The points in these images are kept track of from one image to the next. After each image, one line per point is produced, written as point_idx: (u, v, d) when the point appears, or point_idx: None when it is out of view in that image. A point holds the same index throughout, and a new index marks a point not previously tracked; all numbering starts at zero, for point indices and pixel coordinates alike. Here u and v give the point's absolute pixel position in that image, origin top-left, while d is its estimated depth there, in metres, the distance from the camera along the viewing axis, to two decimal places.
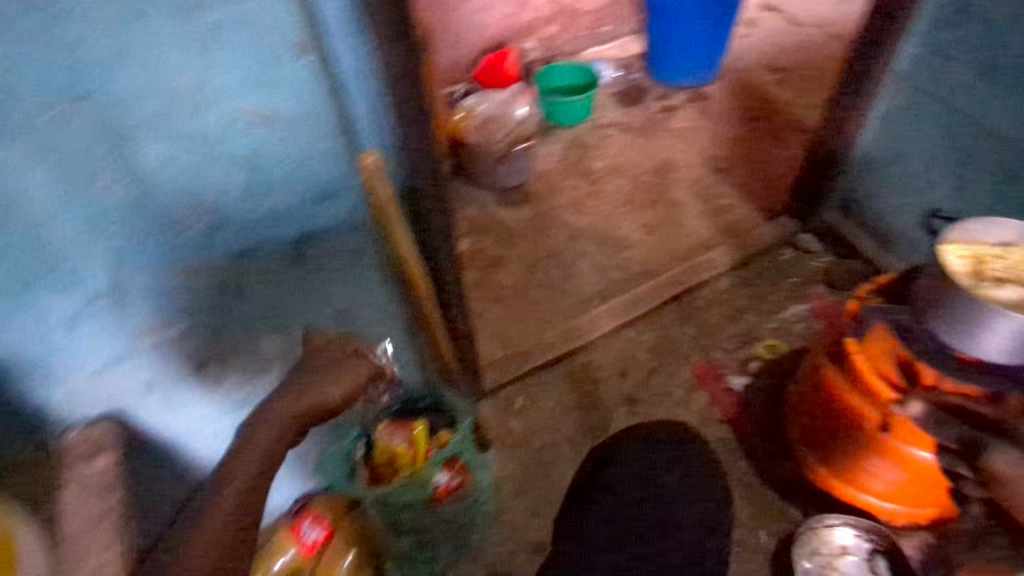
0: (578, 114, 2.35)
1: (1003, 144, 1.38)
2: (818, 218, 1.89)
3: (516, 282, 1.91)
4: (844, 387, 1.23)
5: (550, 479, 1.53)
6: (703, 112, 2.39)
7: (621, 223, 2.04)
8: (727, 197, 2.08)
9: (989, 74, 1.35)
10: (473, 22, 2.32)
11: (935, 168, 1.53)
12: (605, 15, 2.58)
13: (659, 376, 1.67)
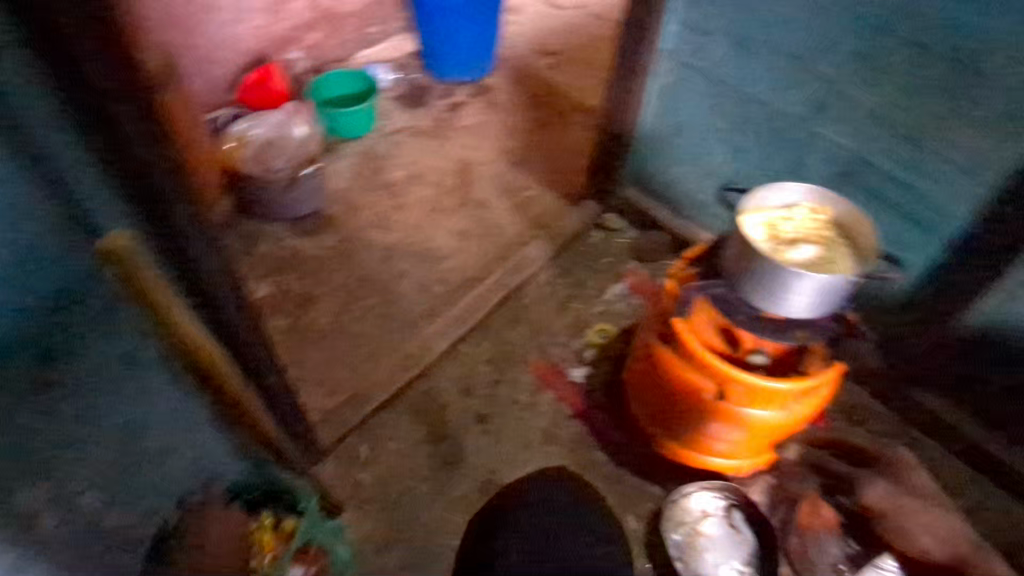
0: (363, 124, 2.19)
1: (767, 107, 1.48)
2: (619, 199, 1.95)
3: (330, 327, 1.72)
4: (670, 360, 1.28)
5: (418, 526, 1.41)
6: (489, 106, 2.37)
7: (432, 235, 1.95)
8: (527, 187, 2.09)
9: (743, 45, 1.45)
10: (220, 35, 2.03)
11: (712, 136, 1.63)
12: (371, 15, 2.45)
13: (503, 387, 1.63)
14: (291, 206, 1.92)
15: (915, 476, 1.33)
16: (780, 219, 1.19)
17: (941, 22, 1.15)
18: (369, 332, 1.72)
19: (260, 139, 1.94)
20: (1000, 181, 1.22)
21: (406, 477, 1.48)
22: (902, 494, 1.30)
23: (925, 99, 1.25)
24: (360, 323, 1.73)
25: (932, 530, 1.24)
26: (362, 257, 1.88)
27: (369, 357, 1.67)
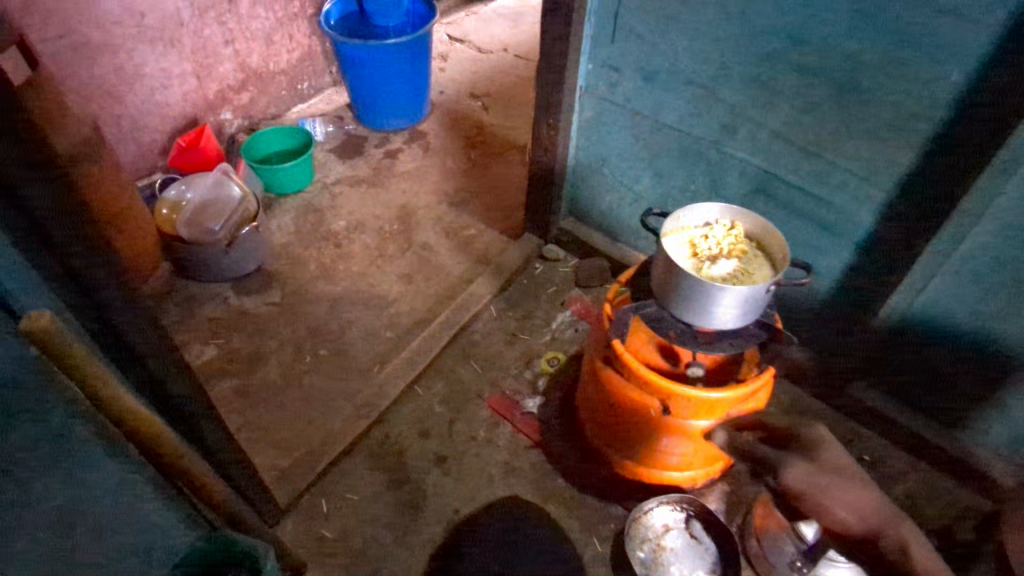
0: (301, 179, 2.21)
1: (680, 133, 1.58)
2: (557, 230, 2.02)
3: (281, 385, 1.71)
4: (615, 381, 1.34)
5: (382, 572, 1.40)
6: (426, 150, 2.43)
7: (378, 281, 1.97)
8: (469, 227, 2.13)
9: (651, 78, 1.55)
10: (147, 105, 2.03)
11: (634, 163, 1.72)
12: (300, 72, 2.50)
13: (459, 425, 1.64)
14: (231, 264, 1.90)
15: (830, 452, 1.11)
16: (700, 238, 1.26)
17: (821, 47, 1.26)
18: (321, 384, 1.71)
19: (193, 203, 1.93)
20: (890, 184, 1.33)
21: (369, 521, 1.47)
22: (818, 472, 1.09)
23: (818, 115, 1.35)
24: (311, 377, 1.72)
25: (848, 502, 1.06)
26: (308, 311, 1.88)
27: (324, 410, 1.66)
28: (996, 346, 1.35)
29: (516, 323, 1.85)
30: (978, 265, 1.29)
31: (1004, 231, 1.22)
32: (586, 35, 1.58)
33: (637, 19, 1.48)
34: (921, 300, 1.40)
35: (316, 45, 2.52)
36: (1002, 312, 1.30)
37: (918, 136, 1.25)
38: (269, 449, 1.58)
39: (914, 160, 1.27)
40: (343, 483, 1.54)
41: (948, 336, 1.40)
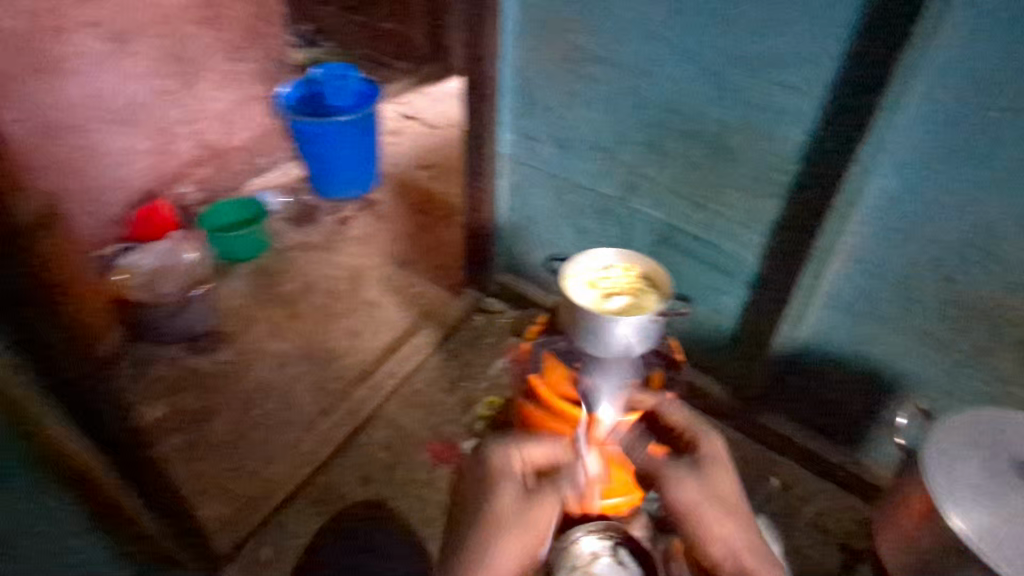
0: (251, 248, 2.38)
1: (594, 192, 1.80)
2: (494, 285, 2.19)
3: (215, 445, 1.76)
4: (536, 413, 1.45)
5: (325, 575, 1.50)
6: (376, 216, 2.64)
7: (329, 331, 2.11)
8: (424, 262, 2.39)
9: (562, 145, 1.78)
10: (115, 142, 2.17)
11: (558, 221, 1.94)
12: (248, 74, 2.55)
13: (400, 471, 1.72)
14: (307, 197, 2.72)
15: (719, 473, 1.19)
16: (590, 292, 1.38)
17: (694, 116, 1.50)
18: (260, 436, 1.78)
19: (241, 143, 2.63)
20: (765, 230, 1.54)
21: (385, 483, 1.69)
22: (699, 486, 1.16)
23: (703, 163, 1.55)
24: (246, 431, 1.80)
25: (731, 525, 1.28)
26: (241, 348, 2.05)
27: (281, 443, 1.77)
28: (887, 369, 1.54)
29: (466, 275, 2.21)
30: (868, 297, 1.47)
31: (879, 242, 1.39)
32: (517, 29, 1.66)
33: (547, 94, 1.72)
34: (809, 331, 1.61)
35: (273, 122, 2.73)
36: (872, 338, 1.52)
37: (784, 184, 1.45)
38: (216, 502, 1.63)
39: (780, 207, 1.48)
40: (291, 520, 1.60)
41: (842, 366, 1.60)
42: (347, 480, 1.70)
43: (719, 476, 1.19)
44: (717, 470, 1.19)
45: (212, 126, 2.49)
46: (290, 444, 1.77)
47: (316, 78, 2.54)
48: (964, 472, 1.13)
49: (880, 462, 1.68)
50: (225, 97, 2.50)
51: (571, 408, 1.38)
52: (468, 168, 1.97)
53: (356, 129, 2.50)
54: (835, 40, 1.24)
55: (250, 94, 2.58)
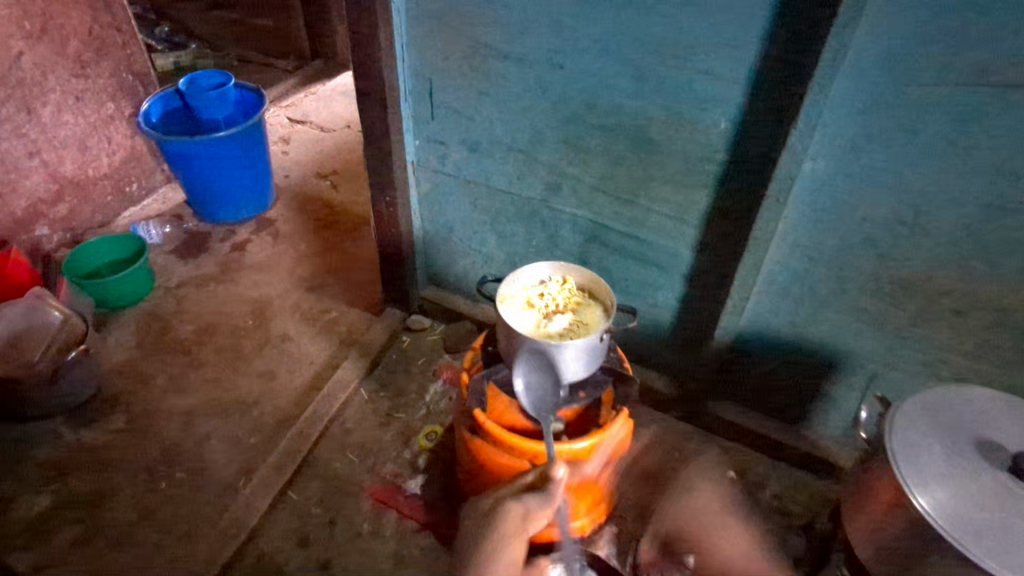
0: (134, 291, 2.09)
1: (514, 195, 1.68)
2: (417, 300, 2.04)
3: (117, 532, 1.53)
4: (485, 448, 1.34)
5: None
6: (275, 236, 2.40)
7: (239, 376, 1.89)
8: (337, 282, 2.20)
9: (473, 148, 1.64)
10: None
11: (477, 227, 1.81)
12: (101, 91, 2.22)
13: (341, 525, 1.56)
14: (192, 223, 2.44)
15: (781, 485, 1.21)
16: (528, 315, 1.28)
17: (612, 109, 1.40)
18: (171, 513, 1.57)
19: (104, 170, 2.31)
20: (696, 221, 1.48)
21: (327, 540, 1.53)
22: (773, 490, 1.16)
23: (627, 157, 1.46)
24: (153, 509, 1.57)
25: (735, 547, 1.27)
26: (135, 410, 1.79)
27: (198, 515, 1.56)
28: (827, 346, 1.53)
29: (385, 293, 2.05)
30: (806, 278, 1.45)
31: (813, 225, 1.35)
32: (409, 26, 1.49)
33: (450, 95, 1.57)
34: (749, 318, 1.58)
35: (140, 144, 2.41)
36: (811, 318, 1.50)
37: (713, 174, 1.38)
38: None
39: (711, 198, 1.42)
40: None
41: (784, 348, 1.58)
42: (281, 545, 1.52)
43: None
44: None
45: (64, 154, 2.15)
46: (211, 515, 1.57)
47: (184, 90, 2.25)
48: (928, 459, 1.09)
49: (827, 434, 1.69)
50: (76, 119, 2.16)
51: (523, 440, 1.29)
52: (372, 181, 1.79)
53: (239, 143, 2.24)
54: (754, 23, 1.16)
55: (107, 112, 2.25)
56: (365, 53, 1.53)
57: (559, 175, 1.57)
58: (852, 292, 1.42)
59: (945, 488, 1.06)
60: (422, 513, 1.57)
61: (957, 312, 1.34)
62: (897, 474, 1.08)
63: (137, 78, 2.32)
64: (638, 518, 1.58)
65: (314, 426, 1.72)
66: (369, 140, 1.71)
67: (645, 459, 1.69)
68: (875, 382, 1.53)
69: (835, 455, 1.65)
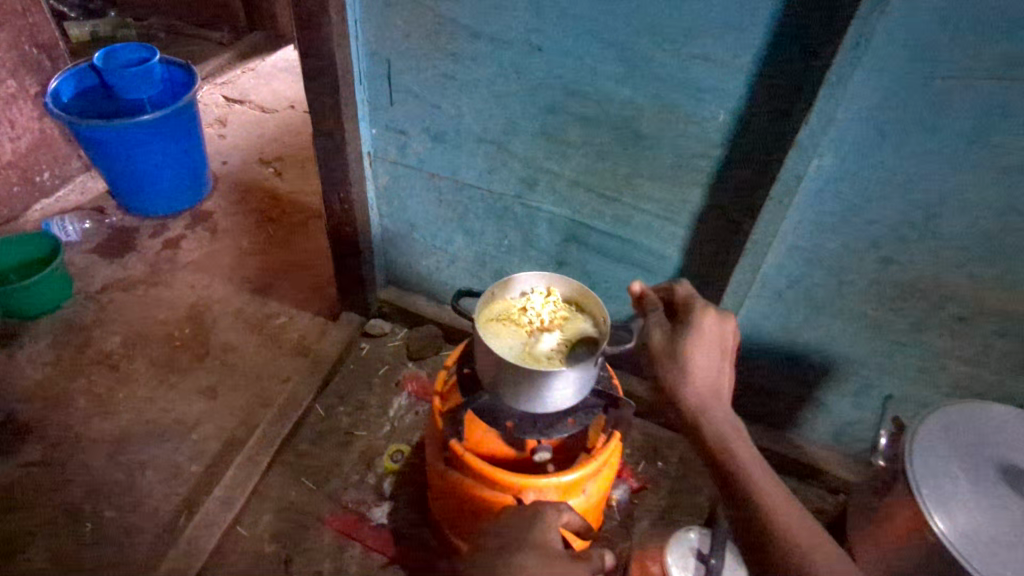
0: (49, 298, 1.83)
1: (484, 190, 1.51)
2: (376, 303, 1.87)
3: None
4: (464, 481, 1.20)
5: None
6: (213, 232, 2.17)
7: (176, 393, 1.68)
8: (285, 284, 2.00)
9: (438, 138, 1.47)
10: None
11: (442, 225, 1.64)
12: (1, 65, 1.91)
13: (297, 563, 1.39)
14: (117, 217, 2.18)
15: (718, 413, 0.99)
16: (509, 334, 1.14)
17: (598, 97, 1.25)
18: (98, 560, 1.37)
19: (9, 158, 2.02)
20: (686, 221, 1.36)
21: None
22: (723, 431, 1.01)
23: (613, 150, 1.31)
24: (77, 556, 1.37)
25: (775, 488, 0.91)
26: (53, 437, 1.57)
27: (131, 561, 1.37)
28: (821, 353, 1.44)
29: (340, 296, 1.86)
30: (803, 283, 1.34)
31: (814, 226, 1.24)
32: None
33: (412, 78, 1.38)
34: (740, 323, 1.47)
35: (50, 128, 2.11)
36: (805, 324, 1.40)
37: (708, 171, 1.25)
38: None
39: (704, 197, 1.29)
40: None
41: (774, 354, 1.49)
42: None
43: (712, 366, 1.00)
44: (702, 360, 1.00)
45: None
46: (146, 560, 1.38)
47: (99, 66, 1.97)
48: (952, 490, 0.99)
49: (815, 440, 1.61)
50: None
51: (505, 473, 1.15)
52: (322, 174, 1.59)
53: (167, 127, 1.99)
54: (765, 3, 1.02)
55: (8, 90, 1.95)
56: (312, 28, 1.33)
57: (536, 169, 1.42)
58: (853, 298, 1.32)
59: (973, 526, 0.95)
60: (390, 545, 1.42)
61: (962, 317, 1.25)
62: (918, 498, 0.99)
63: (43, 51, 2.02)
64: (624, 538, 1.47)
65: (264, 451, 1.54)
66: (319, 129, 1.50)
67: (629, 473, 1.58)
68: (868, 389, 1.45)
69: (825, 462, 1.58)
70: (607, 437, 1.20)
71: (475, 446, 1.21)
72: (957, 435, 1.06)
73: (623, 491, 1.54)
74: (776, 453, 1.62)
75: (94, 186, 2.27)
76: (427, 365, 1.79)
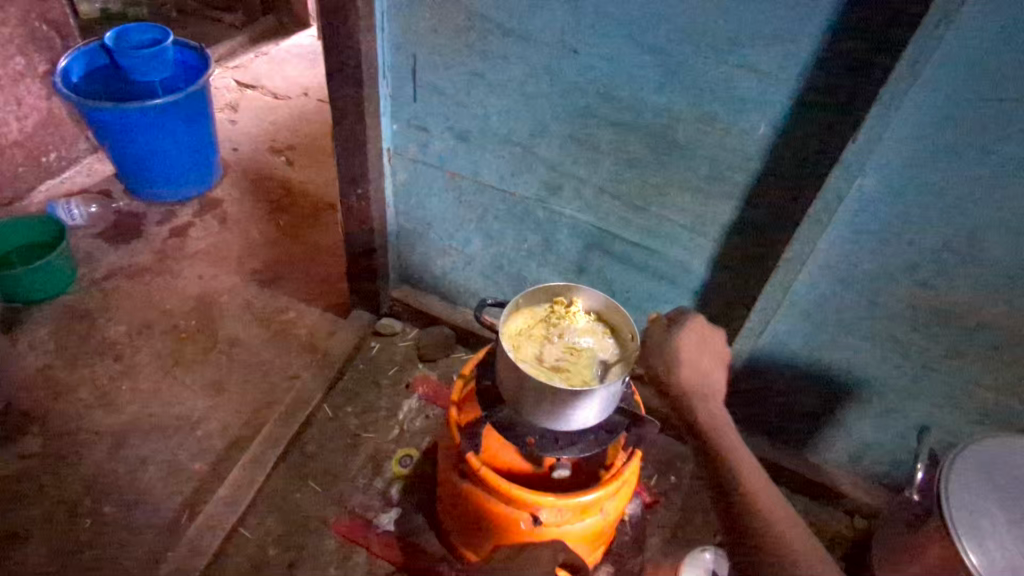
0: (53, 283, 1.79)
1: (505, 193, 1.47)
2: (388, 302, 1.83)
3: None
4: (478, 493, 1.16)
5: None
6: (222, 221, 2.12)
7: (180, 387, 1.64)
8: (294, 277, 1.96)
9: (462, 137, 1.42)
10: None
11: (459, 226, 1.60)
12: (11, 42, 1.86)
13: (301, 569, 1.36)
14: (124, 202, 2.13)
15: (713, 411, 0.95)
16: (527, 344, 1.10)
17: (632, 104, 1.20)
18: (95, 558, 1.33)
19: (15, 138, 1.97)
20: (715, 234, 1.31)
21: None
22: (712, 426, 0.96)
23: (643, 158, 1.27)
24: (72, 555, 1.33)
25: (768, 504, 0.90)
26: (53, 428, 1.53)
27: (129, 561, 1.34)
28: (845, 374, 1.40)
29: (350, 293, 1.82)
30: (832, 303, 1.30)
31: (849, 246, 1.20)
32: None
33: (438, 75, 1.34)
34: (764, 339, 1.44)
35: (58, 107, 2.06)
36: (831, 344, 1.37)
37: (742, 184, 1.21)
38: None
39: (736, 210, 1.25)
40: None
41: (797, 372, 1.45)
42: None
43: (709, 365, 0.97)
44: (694, 356, 0.96)
45: None
46: (147, 560, 1.34)
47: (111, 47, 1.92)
48: (990, 528, 0.95)
49: (833, 460, 1.58)
50: None
51: (521, 488, 1.11)
52: (339, 169, 1.55)
53: (180, 110, 1.94)
54: (818, 16, 0.97)
55: (16, 67, 1.89)
56: (337, 19, 1.28)
57: (561, 174, 1.38)
58: (884, 321, 1.28)
59: (1010, 568, 0.91)
60: (397, 552, 1.39)
61: (998, 347, 1.21)
62: (950, 532, 0.95)
63: (53, 28, 1.96)
64: (635, 555, 1.44)
65: (270, 451, 1.50)
66: (338, 123, 1.46)
67: (642, 488, 1.55)
68: (891, 413, 1.41)
69: (841, 484, 1.55)
70: (627, 458, 1.16)
71: (491, 459, 1.17)
72: (996, 473, 1.02)
73: (636, 506, 1.51)
74: (792, 471, 1.59)
75: (101, 168, 2.23)
76: (438, 368, 1.76)
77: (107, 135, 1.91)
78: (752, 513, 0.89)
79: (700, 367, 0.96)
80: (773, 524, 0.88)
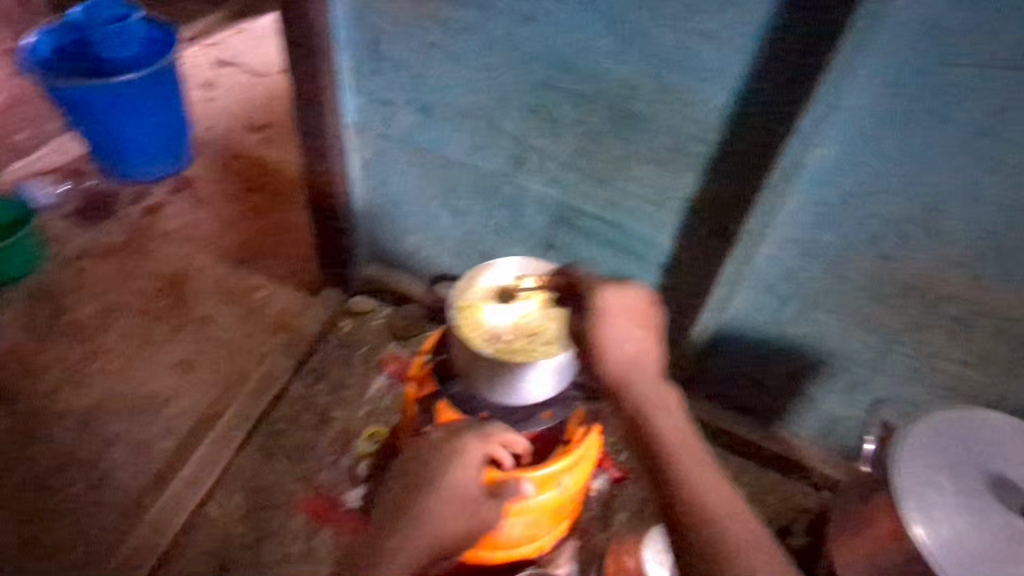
0: (22, 262, 1.78)
1: (470, 167, 1.45)
2: (360, 279, 1.81)
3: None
4: None
5: None
6: (195, 199, 2.11)
7: (149, 365, 1.64)
8: (266, 255, 1.94)
9: (425, 110, 1.40)
10: None
11: (426, 201, 1.58)
12: None
13: (266, 543, 1.36)
14: (97, 181, 2.12)
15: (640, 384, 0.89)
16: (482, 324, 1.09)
17: (591, 74, 1.18)
18: (60, 535, 1.34)
19: None
20: (678, 207, 1.30)
21: (248, 563, 1.33)
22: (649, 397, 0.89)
23: (605, 130, 1.25)
24: (38, 531, 1.34)
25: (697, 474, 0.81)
26: (21, 407, 1.53)
27: (96, 537, 1.35)
28: (811, 348, 1.39)
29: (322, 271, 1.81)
30: (796, 276, 1.29)
31: (810, 217, 1.19)
32: None
33: (398, 47, 1.31)
34: (730, 314, 1.43)
35: (26, 86, 2.04)
36: (797, 318, 1.36)
37: (703, 156, 1.19)
38: None
39: (698, 182, 1.24)
40: None
41: (764, 347, 1.45)
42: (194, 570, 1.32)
43: (632, 337, 0.91)
44: (616, 334, 0.91)
45: None
46: (113, 536, 1.35)
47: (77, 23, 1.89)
48: (939, 502, 0.95)
49: (802, 435, 1.57)
50: None
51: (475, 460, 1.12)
52: (304, 145, 1.53)
53: (149, 87, 1.91)
54: None
55: None
56: None
57: (524, 147, 1.36)
58: (848, 293, 1.26)
59: (957, 542, 0.91)
60: (362, 527, 1.39)
61: (960, 318, 1.20)
62: (899, 508, 0.95)
63: None
64: (601, 529, 1.44)
65: (237, 429, 1.50)
66: (299, 97, 1.43)
67: (609, 462, 1.55)
68: (858, 387, 1.41)
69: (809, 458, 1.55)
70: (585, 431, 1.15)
71: None
72: (947, 443, 1.01)
73: (603, 481, 1.51)
74: (760, 446, 1.59)
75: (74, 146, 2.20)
76: (409, 345, 1.75)
77: (74, 113, 1.89)
78: (676, 483, 0.80)
79: (625, 336, 0.92)
80: (699, 494, 0.79)
